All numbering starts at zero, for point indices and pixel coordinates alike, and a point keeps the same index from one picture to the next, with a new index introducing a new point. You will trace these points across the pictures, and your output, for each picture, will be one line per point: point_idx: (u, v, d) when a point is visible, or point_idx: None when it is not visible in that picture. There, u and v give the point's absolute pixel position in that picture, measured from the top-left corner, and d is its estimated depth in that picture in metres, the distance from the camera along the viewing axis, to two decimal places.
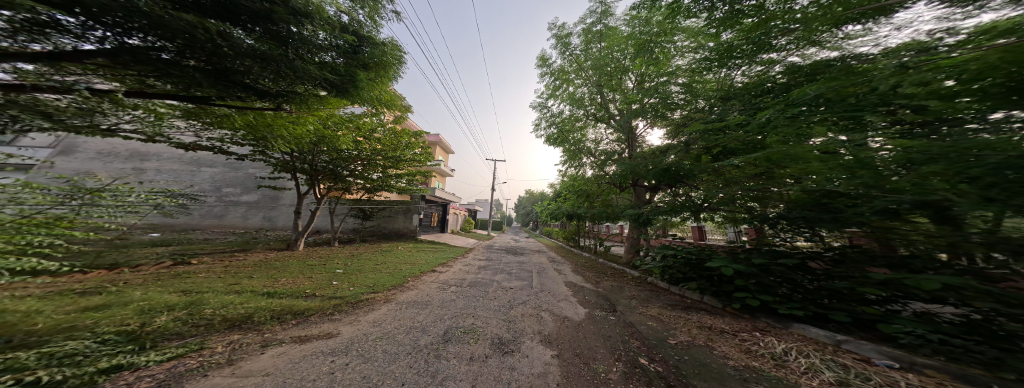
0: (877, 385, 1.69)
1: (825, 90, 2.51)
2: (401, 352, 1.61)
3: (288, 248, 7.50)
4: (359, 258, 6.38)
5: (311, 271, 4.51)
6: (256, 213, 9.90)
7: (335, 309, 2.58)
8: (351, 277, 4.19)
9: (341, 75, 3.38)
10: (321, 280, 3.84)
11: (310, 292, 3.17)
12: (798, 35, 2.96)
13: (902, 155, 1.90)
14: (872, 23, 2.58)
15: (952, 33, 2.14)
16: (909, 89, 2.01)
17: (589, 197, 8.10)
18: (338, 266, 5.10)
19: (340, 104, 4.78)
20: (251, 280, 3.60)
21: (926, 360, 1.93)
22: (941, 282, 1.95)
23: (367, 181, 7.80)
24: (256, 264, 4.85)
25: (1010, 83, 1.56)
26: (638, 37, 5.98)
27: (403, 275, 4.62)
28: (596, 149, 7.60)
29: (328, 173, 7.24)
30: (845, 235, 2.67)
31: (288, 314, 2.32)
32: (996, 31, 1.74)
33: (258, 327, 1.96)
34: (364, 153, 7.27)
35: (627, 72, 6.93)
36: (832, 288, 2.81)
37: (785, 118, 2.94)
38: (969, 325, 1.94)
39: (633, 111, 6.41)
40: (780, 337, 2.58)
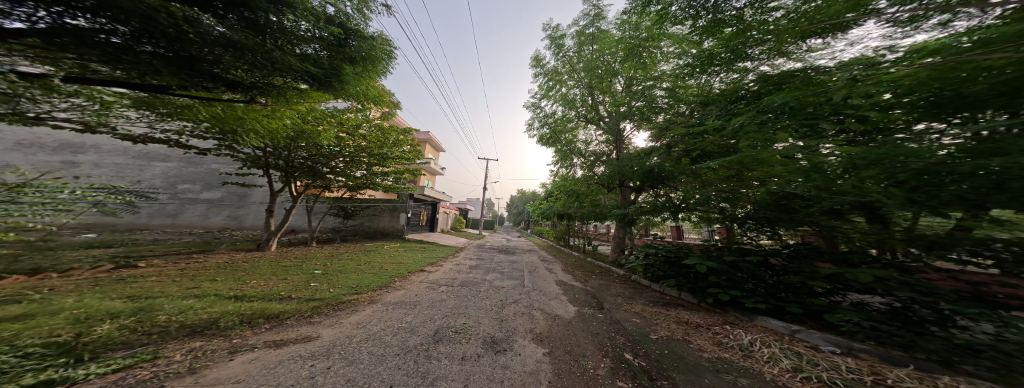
0: (824, 370, 1.89)
1: (790, 99, 2.68)
2: (388, 354, 1.53)
3: (257, 249, 6.89)
4: (340, 258, 6.00)
5: (287, 272, 4.17)
6: (220, 212, 9.08)
7: (314, 312, 2.40)
8: (332, 278, 3.94)
9: (324, 68, 3.26)
10: (297, 282, 3.55)
11: (285, 295, 2.92)
12: (771, 45, 3.26)
13: (847, 160, 2.16)
14: (831, 38, 2.94)
15: (891, 51, 2.47)
16: (856, 101, 2.34)
17: (579, 198, 8.38)
18: (318, 266, 4.78)
19: (321, 98, 4.53)
20: (217, 282, 3.25)
21: (863, 346, 2.19)
22: (872, 275, 2.25)
23: (349, 178, 7.40)
24: (220, 265, 4.40)
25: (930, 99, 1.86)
26: (628, 41, 6.39)
27: (388, 275, 4.41)
28: (586, 150, 7.92)
29: (305, 170, 6.78)
30: (799, 233, 2.97)
31: (260, 317, 2.12)
32: (926, 50, 2.08)
33: (224, 333, 1.77)
34: (347, 149, 6.89)
35: (617, 76, 7.21)
36: (787, 283, 3.09)
37: (754, 124, 3.08)
38: (891, 311, 2.27)
39: (621, 113, 6.71)
40: (746, 329, 2.79)
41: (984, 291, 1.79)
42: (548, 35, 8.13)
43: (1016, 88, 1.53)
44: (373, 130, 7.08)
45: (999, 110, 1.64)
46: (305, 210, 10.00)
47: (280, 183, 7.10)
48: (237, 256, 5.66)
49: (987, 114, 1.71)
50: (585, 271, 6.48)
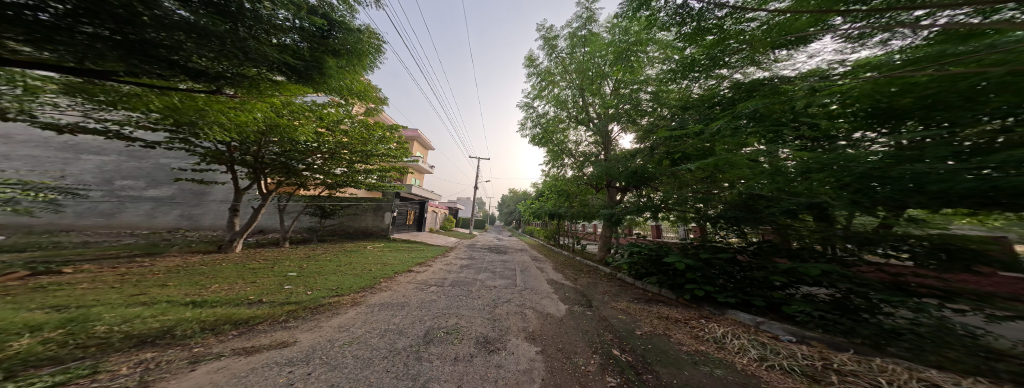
0: (785, 358, 2.08)
1: (761, 106, 3.03)
2: (375, 356, 1.44)
3: (218, 251, 6.26)
4: (318, 259, 5.60)
5: (257, 275, 3.79)
6: (169, 211, 7.92)
7: (290, 316, 2.19)
8: (308, 280, 3.62)
9: (306, 60, 3.11)
10: (269, 286, 3.22)
11: (255, 299, 2.64)
12: (745, 55, 3.57)
13: (803, 165, 2.51)
14: (794, 51, 3.21)
15: (841, 64, 2.78)
16: (815, 109, 2.70)
17: (569, 198, 8.56)
18: (292, 268, 4.38)
19: (300, 91, 4.26)
20: (169, 288, 2.86)
21: (814, 335, 2.44)
22: (821, 270, 2.56)
23: (330, 176, 7.12)
24: (174, 269, 3.90)
25: (869, 110, 2.30)
26: (618, 44, 6.62)
27: (373, 276, 4.14)
28: (576, 150, 8.16)
29: (277, 166, 6.26)
30: (760, 231, 3.28)
31: (226, 323, 1.90)
32: (868, 65, 2.35)
33: (182, 342, 1.55)
34: (326, 145, 6.48)
35: (606, 79, 7.48)
36: (752, 277, 3.32)
37: (728, 130, 3.39)
38: (835, 302, 2.62)
39: (609, 115, 6.97)
40: (718, 322, 2.99)
41: (900, 280, 2.32)
42: (542, 35, 8.28)
43: (933, 102, 1.95)
44: (356, 126, 6.75)
45: (916, 122, 2.07)
46: (276, 209, 9.19)
47: (247, 179, 6.48)
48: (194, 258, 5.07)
49: (908, 125, 2.13)
50: (574, 269, 6.62)
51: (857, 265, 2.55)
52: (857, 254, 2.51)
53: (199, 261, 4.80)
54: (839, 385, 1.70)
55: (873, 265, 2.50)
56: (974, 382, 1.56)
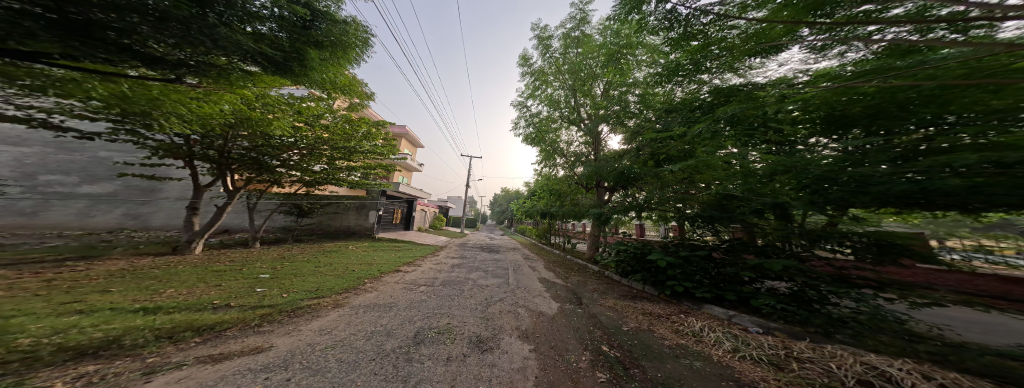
0: (754, 348, 2.25)
1: (738, 111, 3.32)
2: (361, 359, 1.36)
3: (174, 252, 5.64)
4: (295, 260, 5.19)
5: (222, 278, 3.42)
6: (111, 208, 6.15)
7: (263, 320, 2.00)
8: (283, 282, 3.33)
9: (285, 51, 2.93)
10: (237, 289, 2.93)
11: (221, 303, 2.38)
12: (724, 61, 3.81)
13: (772, 167, 2.81)
14: (768, 59, 3.55)
15: (805, 73, 3.17)
16: (782, 116, 3.01)
17: (560, 197, 8.69)
18: (265, 270, 4.02)
19: (276, 83, 3.99)
20: (114, 294, 2.49)
21: (778, 326, 2.67)
22: (782, 265, 2.81)
23: (308, 173, 6.90)
24: (119, 273, 3.41)
25: (824, 118, 2.63)
26: (609, 46, 6.86)
27: (356, 276, 3.91)
28: (568, 150, 8.29)
29: (247, 162, 5.81)
30: (731, 230, 3.53)
31: (188, 331, 1.68)
32: (824, 75, 2.73)
33: (133, 351, 1.36)
34: (304, 141, 6.14)
35: (597, 80, 7.58)
36: (724, 274, 3.52)
37: (709, 133, 3.73)
38: (793, 294, 2.88)
39: (600, 116, 7.12)
40: (695, 316, 3.16)
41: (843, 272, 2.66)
42: (536, 35, 8.35)
43: (876, 112, 2.29)
44: (338, 121, 6.42)
45: (862, 130, 2.42)
46: (244, 207, 8.41)
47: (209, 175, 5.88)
48: (146, 260, 4.52)
49: (854, 133, 2.50)
50: (565, 268, 6.69)
51: (811, 260, 2.85)
52: (812, 250, 2.81)
53: (150, 263, 4.25)
54: (798, 371, 1.87)
55: (826, 261, 2.79)
56: (903, 362, 1.79)
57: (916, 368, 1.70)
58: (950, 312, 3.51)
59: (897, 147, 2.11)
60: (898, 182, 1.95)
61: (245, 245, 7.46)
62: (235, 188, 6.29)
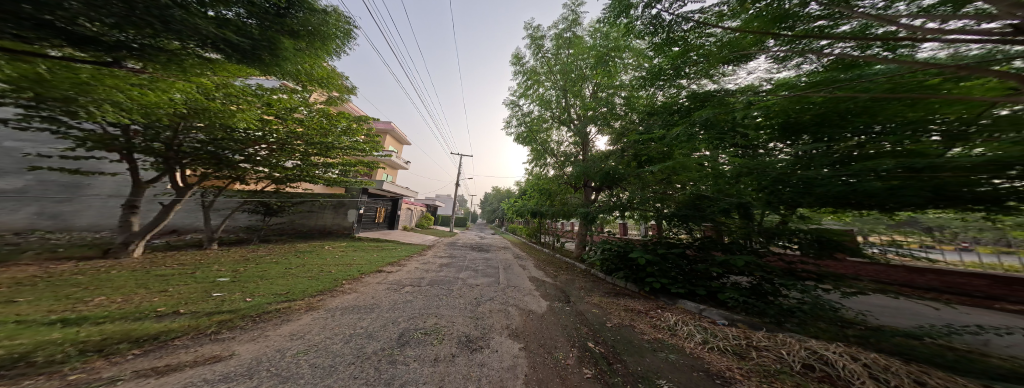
0: (721, 340, 2.42)
1: (711, 116, 3.59)
2: (338, 363, 1.26)
3: (104, 256, 4.83)
4: (261, 262, 4.69)
5: (169, 283, 3.00)
6: (18, 206, 5.22)
7: (221, 327, 1.77)
8: (246, 286, 2.99)
9: (255, 39, 2.70)
10: (188, 294, 2.58)
11: (168, 310, 2.09)
12: (701, 67, 4.09)
13: (739, 170, 3.03)
14: (738, 67, 3.88)
15: (768, 81, 3.56)
16: (746, 123, 3.37)
17: (550, 197, 8.75)
18: (224, 273, 3.60)
19: (241, 72, 3.62)
20: (20, 304, 2.06)
21: (741, 318, 2.89)
22: (744, 261, 3.06)
23: (281, 170, 6.45)
24: (28, 281, 2.85)
25: (782, 125, 3.00)
26: (598, 49, 7.08)
27: (333, 278, 3.64)
28: (558, 150, 8.44)
29: (203, 156, 5.22)
30: (702, 228, 3.74)
31: (124, 342, 1.44)
32: (783, 86, 3.09)
33: (48, 368, 1.13)
34: (274, 135, 5.66)
35: (586, 81, 7.78)
36: (694, 270, 3.71)
37: (685, 137, 3.83)
38: (753, 289, 3.14)
39: (589, 117, 7.32)
40: (670, 311, 3.34)
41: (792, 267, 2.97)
42: (529, 34, 8.44)
43: (820, 121, 2.72)
44: (313, 115, 6.03)
45: (807, 138, 2.90)
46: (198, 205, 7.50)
47: (154, 170, 5.16)
48: (71, 264, 3.86)
49: (802, 140, 2.97)
50: (554, 266, 6.75)
51: (767, 256, 3.14)
52: (768, 246, 3.11)
53: (73, 268, 3.60)
54: (757, 359, 2.04)
55: (779, 256, 3.10)
56: (836, 346, 2.03)
57: (846, 350, 1.94)
58: (874, 302, 4.08)
59: (835, 153, 2.55)
60: (835, 184, 2.30)
61: (199, 245, 6.69)
62: (186, 185, 5.56)
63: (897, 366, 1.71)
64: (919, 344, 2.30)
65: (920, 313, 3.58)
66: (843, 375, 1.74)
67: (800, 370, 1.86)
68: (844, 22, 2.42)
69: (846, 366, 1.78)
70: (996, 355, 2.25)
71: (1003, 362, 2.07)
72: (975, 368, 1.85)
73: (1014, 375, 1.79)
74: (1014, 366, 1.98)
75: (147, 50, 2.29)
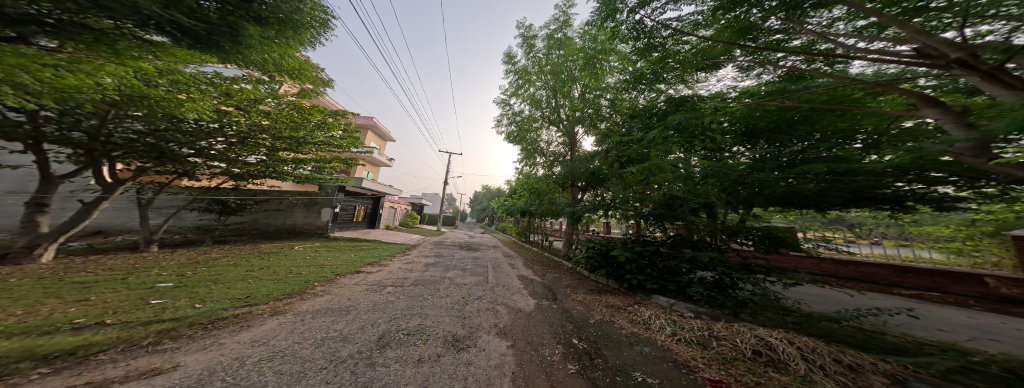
0: (687, 330, 2.62)
1: (683, 120, 3.83)
2: (309, 369, 1.18)
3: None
4: (218, 264, 4.18)
5: (92, 291, 2.52)
6: None
7: (163, 337, 1.53)
8: (195, 293, 2.62)
9: (213, 25, 2.44)
10: (117, 303, 2.19)
11: (89, 321, 1.75)
12: (676, 74, 4.36)
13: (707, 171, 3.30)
14: (710, 74, 4.27)
15: (734, 88, 3.89)
16: (716, 127, 3.80)
17: (539, 196, 8.81)
18: (166, 279, 3.13)
19: (194, 59, 3.23)
20: None
21: (705, 310, 3.13)
22: (709, 257, 3.31)
23: (242, 165, 6.11)
24: None
25: (741, 131, 3.52)
26: (587, 51, 7.25)
27: (301, 281, 3.33)
28: (548, 150, 8.52)
29: (139, 149, 4.47)
30: (674, 227, 3.88)
31: (24, 361, 1.17)
32: (746, 93, 3.53)
33: None
34: (234, 127, 5.18)
35: (576, 82, 7.93)
36: (667, 266, 3.93)
37: (661, 138, 4.16)
38: (715, 283, 3.43)
39: (577, 117, 7.52)
40: (646, 306, 3.52)
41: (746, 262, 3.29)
42: (520, 33, 8.43)
43: (772, 129, 3.21)
44: (283, 107, 5.53)
45: (764, 142, 3.37)
46: (130, 203, 6.46)
47: (71, 163, 4.34)
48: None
49: (759, 144, 3.45)
50: (542, 265, 6.78)
51: (727, 252, 3.43)
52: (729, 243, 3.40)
53: None
54: (716, 348, 2.23)
55: (737, 251, 3.41)
56: (777, 332, 2.30)
57: (785, 335, 2.21)
58: (807, 291, 4.70)
59: (783, 156, 3.03)
60: (781, 186, 2.73)
61: (133, 247, 5.73)
62: (117, 181, 4.78)
63: (822, 348, 2.00)
64: (839, 328, 2.70)
65: (840, 299, 4.20)
66: (784, 359, 1.97)
67: (750, 355, 2.07)
68: (795, 37, 2.77)
69: (785, 349, 2.03)
70: (892, 333, 2.74)
71: (896, 339, 2.52)
72: (876, 347, 2.24)
73: (902, 350, 2.19)
74: (903, 342, 2.42)
75: (66, 26, 2.01)
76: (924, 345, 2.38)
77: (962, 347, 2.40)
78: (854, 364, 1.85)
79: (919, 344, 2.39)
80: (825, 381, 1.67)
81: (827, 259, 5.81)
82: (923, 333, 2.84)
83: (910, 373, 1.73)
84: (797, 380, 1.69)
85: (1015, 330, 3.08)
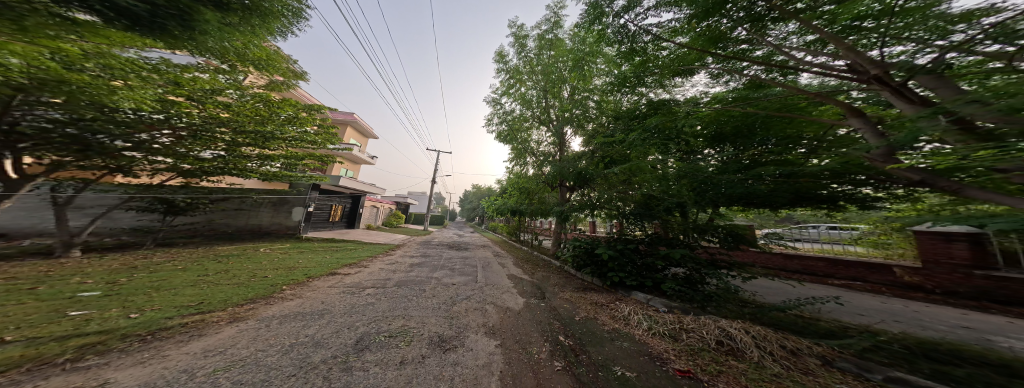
0: (662, 324, 2.76)
1: (659, 123, 4.04)
2: (276, 376, 1.11)
3: None
4: (165, 269, 3.65)
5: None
6: None
7: (87, 352, 1.30)
8: (130, 301, 2.25)
9: (156, 9, 2.16)
10: (23, 315, 1.81)
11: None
12: (656, 79, 4.56)
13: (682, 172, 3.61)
14: (687, 79, 4.66)
15: (707, 92, 4.24)
16: (688, 134, 4.03)
17: (529, 195, 8.85)
18: (94, 286, 2.67)
19: (134, 43, 2.85)
20: None
21: (676, 305, 3.34)
22: (681, 254, 3.53)
23: (194, 161, 5.35)
24: None
25: (710, 134, 3.89)
26: (576, 53, 7.45)
27: (264, 286, 3.01)
28: (537, 149, 8.65)
29: (58, 139, 3.64)
30: (651, 227, 4.07)
31: None
32: (715, 100, 3.77)
33: None
34: (183, 118, 4.53)
35: (565, 83, 8.08)
36: (645, 264, 4.11)
37: (639, 139, 4.17)
38: (686, 279, 3.67)
39: (565, 118, 7.73)
40: (626, 302, 3.66)
41: (712, 259, 3.57)
42: (513, 32, 8.47)
43: (737, 133, 3.63)
44: (246, 99, 5.19)
45: (730, 144, 3.76)
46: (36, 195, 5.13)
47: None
48: None
49: (727, 147, 3.85)
50: (531, 263, 6.82)
51: (698, 249, 3.69)
52: (699, 240, 3.65)
53: None
54: (686, 340, 2.38)
55: (705, 248, 3.65)
56: (737, 323, 2.50)
57: (743, 326, 2.41)
58: (761, 283, 5.23)
59: (745, 159, 3.49)
60: (741, 186, 3.15)
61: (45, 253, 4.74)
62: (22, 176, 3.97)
63: (771, 335, 2.23)
64: (785, 317, 3.04)
65: (787, 289, 4.74)
66: (741, 347, 2.17)
67: (713, 345, 2.26)
68: (757, 48, 3.25)
69: (741, 338, 2.22)
70: (827, 319, 3.14)
71: (828, 324, 2.91)
72: (812, 332, 2.57)
73: (831, 334, 2.55)
74: (832, 327, 2.80)
75: None
76: (847, 329, 2.77)
77: (875, 329, 2.84)
78: (795, 349, 2.10)
79: (844, 328, 2.78)
80: (773, 365, 1.89)
81: (779, 254, 6.55)
82: (849, 318, 3.31)
83: (837, 355, 2.01)
84: (752, 367, 1.87)
85: (915, 312, 3.71)
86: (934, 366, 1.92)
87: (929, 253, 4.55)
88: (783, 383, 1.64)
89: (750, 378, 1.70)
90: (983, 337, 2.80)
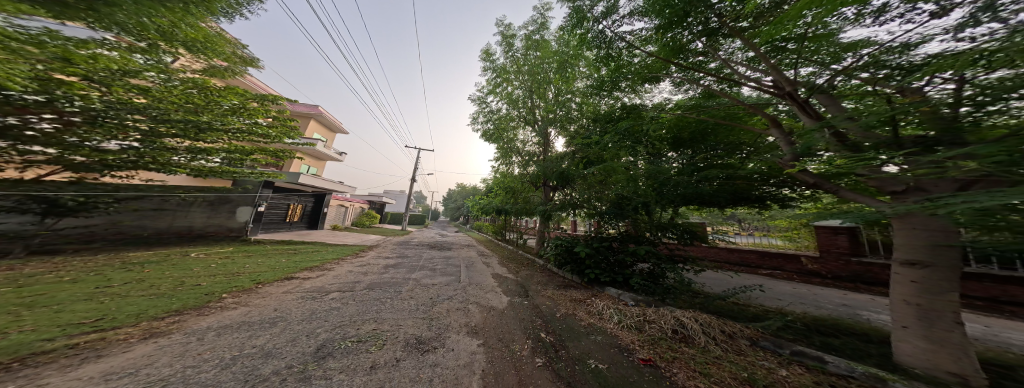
0: (631, 315, 2.93)
1: (629, 128, 4.35)
2: None
3: None
4: (49, 280, 2.83)
5: None
6: None
7: None
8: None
9: None
10: None
11: None
12: (627, 86, 4.90)
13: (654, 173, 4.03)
14: (654, 86, 5.17)
15: (671, 97, 4.82)
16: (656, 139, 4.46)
17: (514, 194, 8.87)
18: None
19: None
20: None
21: (641, 298, 3.58)
22: (646, 250, 3.82)
23: (95, 154, 4.28)
24: None
25: (671, 139, 4.42)
26: (561, 55, 7.78)
27: (196, 295, 2.50)
28: (523, 149, 8.89)
29: None
30: (622, 226, 4.34)
31: None
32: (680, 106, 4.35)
33: None
34: (76, 101, 3.52)
35: (549, 84, 8.32)
36: (616, 261, 4.34)
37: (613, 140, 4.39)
38: (649, 275, 3.97)
39: (549, 119, 8.07)
40: (601, 298, 3.83)
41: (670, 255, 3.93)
42: (500, 31, 8.58)
43: (694, 137, 4.24)
44: (173, 84, 4.31)
45: (689, 148, 4.36)
46: None
47: None
48: None
49: (687, 151, 4.41)
50: (517, 262, 6.77)
51: (661, 245, 4.04)
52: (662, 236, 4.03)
53: None
54: (649, 330, 2.56)
55: (666, 244, 4.06)
56: (689, 313, 2.74)
57: (694, 315, 2.66)
58: (709, 275, 5.96)
59: (699, 162, 4.10)
60: (694, 187, 3.68)
61: None
62: None
63: (714, 321, 2.51)
64: (724, 305, 3.48)
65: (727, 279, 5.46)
66: (691, 334, 2.41)
67: (670, 334, 2.46)
68: (710, 61, 3.89)
69: (692, 326, 2.47)
70: (755, 305, 3.66)
71: (754, 309, 3.41)
72: (743, 317, 2.98)
73: (757, 318, 2.98)
74: (757, 311, 3.29)
75: None
76: (768, 312, 3.28)
77: (786, 311, 3.42)
78: (731, 332, 2.41)
79: (765, 311, 3.29)
80: (716, 349, 2.14)
81: (724, 248, 7.53)
82: (770, 303, 3.92)
83: (760, 336, 2.36)
84: (699, 352, 2.08)
85: (815, 294, 4.56)
86: (822, 339, 2.36)
87: (825, 244, 5.65)
88: (723, 364, 1.86)
89: (698, 362, 1.89)
90: (857, 312, 3.55)
